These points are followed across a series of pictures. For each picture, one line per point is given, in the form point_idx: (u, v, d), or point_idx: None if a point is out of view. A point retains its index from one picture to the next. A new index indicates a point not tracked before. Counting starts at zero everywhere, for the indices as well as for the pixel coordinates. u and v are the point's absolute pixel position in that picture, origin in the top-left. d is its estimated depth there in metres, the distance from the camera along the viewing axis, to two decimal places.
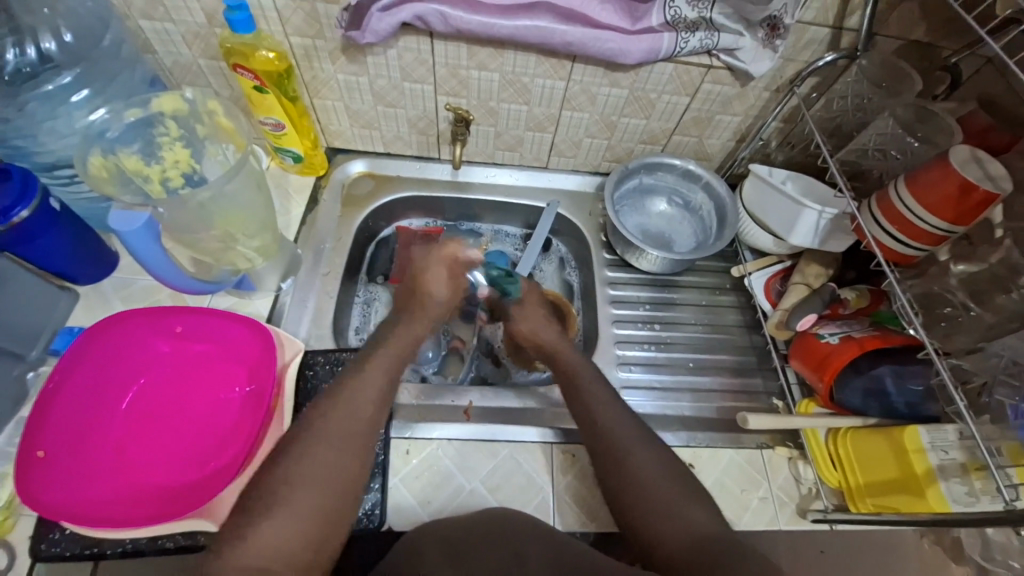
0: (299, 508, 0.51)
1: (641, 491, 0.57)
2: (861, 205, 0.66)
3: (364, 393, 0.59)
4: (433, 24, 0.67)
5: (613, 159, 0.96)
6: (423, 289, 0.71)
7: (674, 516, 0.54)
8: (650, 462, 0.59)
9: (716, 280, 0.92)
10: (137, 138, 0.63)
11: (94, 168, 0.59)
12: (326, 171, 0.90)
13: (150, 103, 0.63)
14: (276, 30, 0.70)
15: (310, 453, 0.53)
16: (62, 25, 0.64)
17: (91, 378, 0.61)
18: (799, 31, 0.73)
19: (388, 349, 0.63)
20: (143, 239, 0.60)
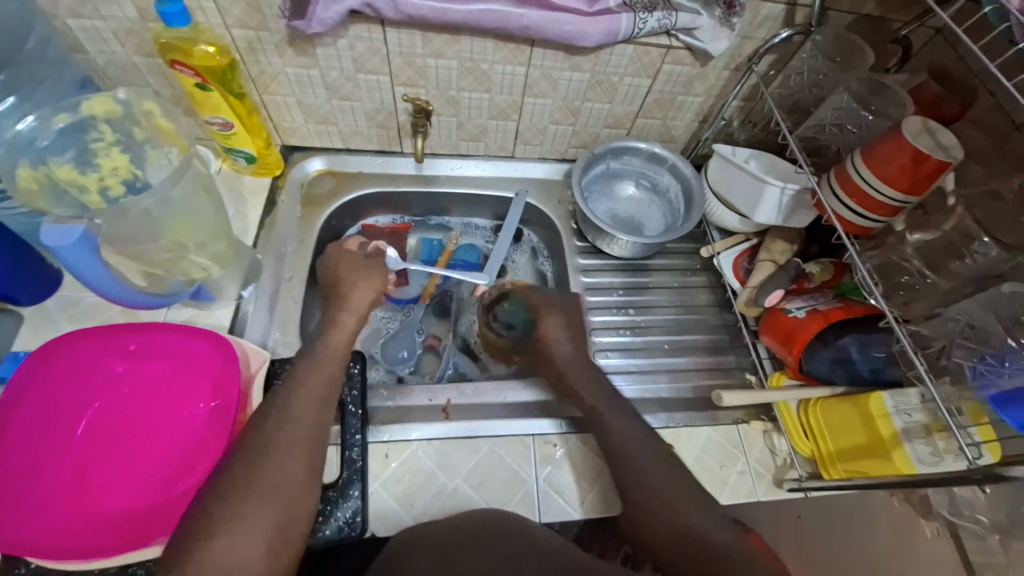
0: (259, 516, 0.51)
1: (645, 494, 0.58)
2: (822, 180, 0.67)
3: (307, 398, 0.60)
4: (383, 11, 0.64)
5: (579, 145, 0.95)
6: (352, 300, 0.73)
7: (670, 515, 0.56)
8: (657, 467, 0.60)
9: (687, 262, 0.92)
10: (73, 145, 0.58)
11: (22, 181, 0.55)
12: (282, 170, 0.86)
13: (80, 107, 0.58)
14: (216, 23, 0.66)
15: (260, 463, 0.54)
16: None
17: (40, 407, 0.57)
18: (755, 9, 0.73)
19: (320, 357, 0.65)
20: (85, 253, 0.55)
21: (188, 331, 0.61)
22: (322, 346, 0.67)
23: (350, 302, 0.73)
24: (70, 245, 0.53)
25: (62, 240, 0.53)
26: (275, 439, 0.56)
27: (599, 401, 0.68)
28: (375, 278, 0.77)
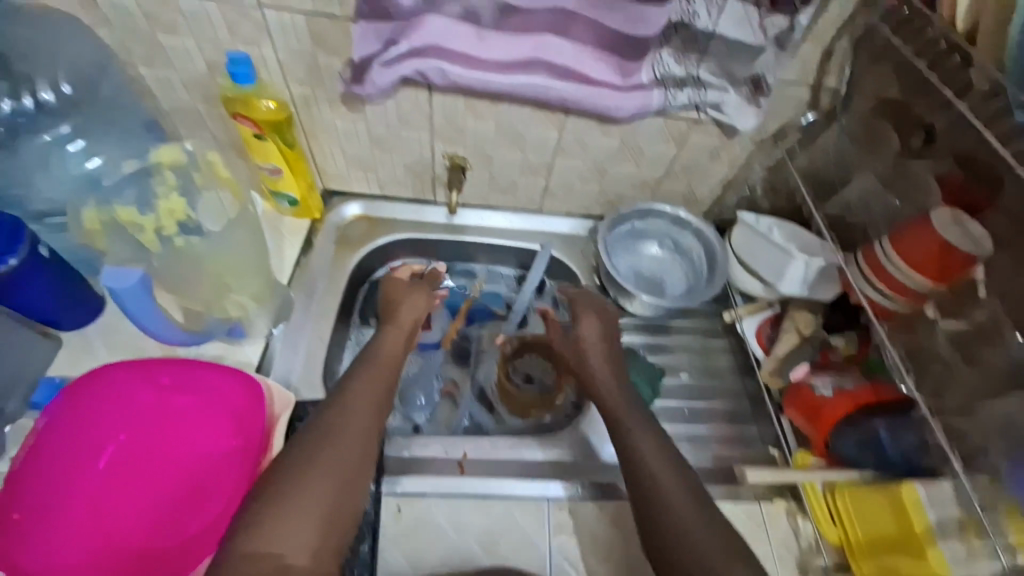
0: (311, 498, 0.52)
1: (679, 537, 0.56)
2: (850, 262, 0.74)
3: (366, 393, 0.62)
4: (432, 78, 0.68)
5: (606, 203, 0.97)
6: (402, 311, 0.74)
7: (701, 560, 0.54)
8: (681, 498, 0.58)
9: (710, 324, 0.92)
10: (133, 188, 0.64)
11: (87, 221, 0.62)
12: (320, 214, 0.90)
13: (150, 155, 0.64)
14: (277, 80, 0.71)
15: (317, 446, 0.56)
16: (62, 77, 0.66)
17: (71, 435, 0.59)
18: (783, 90, 0.76)
19: (378, 359, 0.67)
20: (139, 295, 0.61)
21: (221, 369, 0.64)
22: (378, 350, 0.69)
23: (401, 314, 0.74)
24: (127, 287, 0.60)
25: (120, 282, 0.60)
26: (334, 425, 0.58)
27: (623, 411, 0.67)
28: (423, 300, 0.77)
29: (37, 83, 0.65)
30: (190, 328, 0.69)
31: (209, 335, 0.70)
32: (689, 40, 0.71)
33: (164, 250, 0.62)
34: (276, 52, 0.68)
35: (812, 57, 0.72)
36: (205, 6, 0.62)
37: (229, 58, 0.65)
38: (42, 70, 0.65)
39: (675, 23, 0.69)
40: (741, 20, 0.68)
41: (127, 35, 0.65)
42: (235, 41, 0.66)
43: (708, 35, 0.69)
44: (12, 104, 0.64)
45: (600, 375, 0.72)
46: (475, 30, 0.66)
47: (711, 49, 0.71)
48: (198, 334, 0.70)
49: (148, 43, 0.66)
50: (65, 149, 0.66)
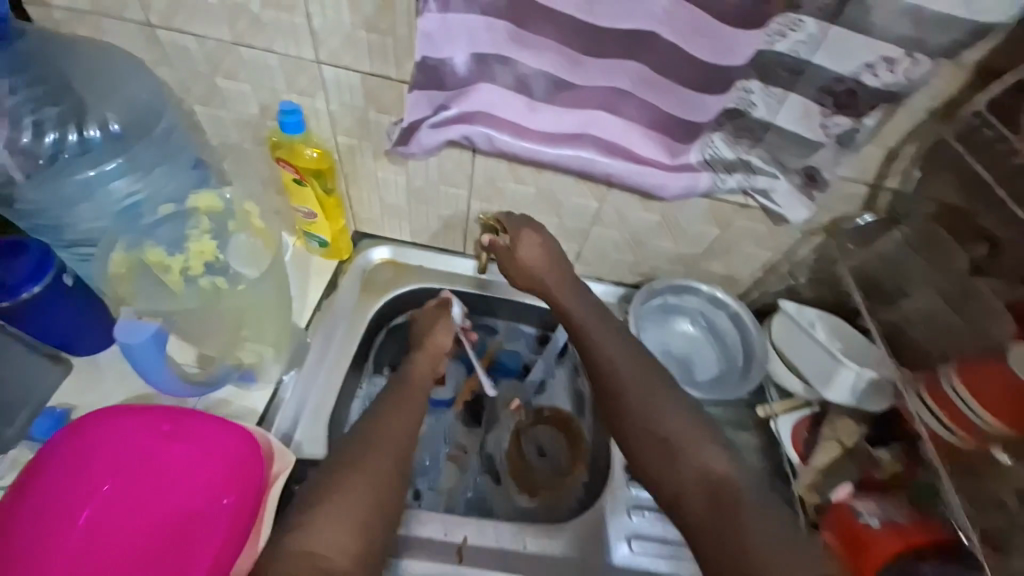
0: (352, 506, 0.58)
1: (662, 458, 0.63)
2: (905, 379, 0.69)
3: (400, 414, 0.69)
4: (478, 143, 0.68)
5: (639, 273, 0.94)
6: (434, 342, 0.79)
7: (685, 463, 0.62)
8: (669, 411, 0.66)
9: (737, 414, 0.88)
10: (165, 229, 0.65)
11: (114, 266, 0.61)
12: (349, 255, 0.89)
13: (188, 200, 0.65)
14: (325, 129, 0.72)
15: (355, 460, 0.62)
16: (111, 117, 0.64)
17: (59, 481, 0.56)
18: (839, 186, 0.73)
19: (406, 385, 0.74)
20: (152, 349, 0.58)
21: (222, 422, 0.62)
22: (406, 377, 0.75)
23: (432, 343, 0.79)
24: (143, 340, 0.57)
25: (135, 337, 0.57)
26: (370, 440, 0.64)
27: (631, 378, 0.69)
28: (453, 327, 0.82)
29: (86, 122, 0.63)
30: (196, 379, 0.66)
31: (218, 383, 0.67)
32: (743, 127, 0.69)
33: (189, 289, 0.62)
34: (328, 104, 0.68)
35: (874, 157, 0.69)
36: (265, 56, 0.63)
37: (281, 108, 0.65)
38: (94, 108, 0.64)
39: (731, 109, 0.67)
40: (800, 114, 0.65)
41: (188, 74, 0.66)
42: (290, 91, 0.67)
43: (764, 125, 0.68)
44: (57, 137, 0.62)
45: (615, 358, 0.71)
46: (527, 101, 0.65)
47: (766, 138, 0.69)
48: (204, 384, 0.67)
49: (207, 83, 0.67)
50: (106, 185, 0.64)
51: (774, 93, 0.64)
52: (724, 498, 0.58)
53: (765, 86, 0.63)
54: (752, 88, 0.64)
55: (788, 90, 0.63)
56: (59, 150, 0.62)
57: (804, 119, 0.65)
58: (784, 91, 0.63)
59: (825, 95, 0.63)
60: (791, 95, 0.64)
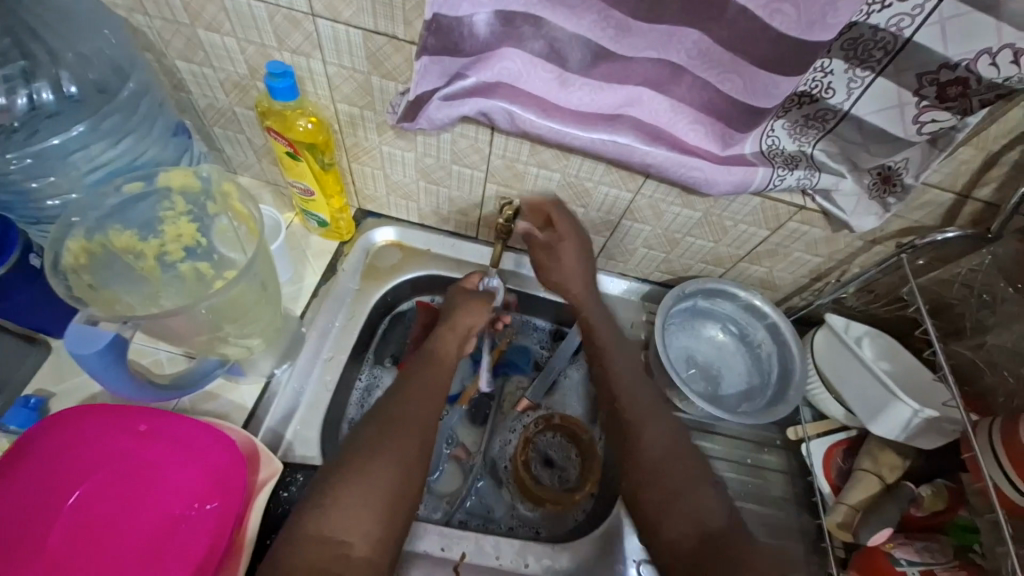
0: (376, 487, 0.52)
1: (662, 496, 0.54)
2: (980, 427, 0.60)
3: (425, 388, 0.62)
4: (498, 121, 0.58)
5: (668, 272, 0.85)
6: (462, 321, 0.71)
7: (684, 503, 0.54)
8: (666, 447, 0.57)
9: (764, 433, 0.81)
10: (136, 208, 0.57)
11: (71, 256, 0.52)
12: (351, 235, 0.81)
13: (157, 177, 0.56)
14: (323, 94, 0.63)
15: (380, 437, 0.55)
16: (66, 77, 0.57)
17: (31, 482, 0.52)
18: (920, 192, 0.62)
19: (433, 359, 0.66)
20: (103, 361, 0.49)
21: (203, 424, 0.57)
22: (430, 353, 0.67)
23: (455, 321, 0.71)
24: (94, 354, 0.48)
25: (84, 348, 0.48)
26: (395, 416, 0.58)
27: (637, 391, 0.62)
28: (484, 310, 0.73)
29: (35, 81, 0.56)
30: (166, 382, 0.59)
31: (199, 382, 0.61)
32: (814, 115, 0.58)
33: (169, 276, 0.58)
34: (325, 66, 0.59)
35: (970, 164, 0.59)
36: (251, 6, 0.54)
37: (270, 70, 0.56)
38: (45, 66, 0.56)
39: (800, 93, 0.56)
40: (888, 101, 0.54)
41: (164, 24, 0.57)
42: (280, 49, 0.58)
43: (840, 114, 0.57)
44: (5, 104, 0.55)
45: (617, 367, 0.64)
46: (559, 73, 0.54)
47: (837, 130, 0.59)
48: (177, 387, 0.60)
49: (186, 36, 0.58)
50: (63, 159, 0.57)
51: (860, 77, 0.54)
52: (722, 553, 0.50)
53: (850, 67, 0.53)
54: (832, 68, 0.54)
55: (875, 73, 0.53)
56: (6, 118, 0.55)
57: (895, 113, 0.55)
58: (872, 73, 0.53)
59: (928, 84, 0.52)
60: (879, 79, 0.53)
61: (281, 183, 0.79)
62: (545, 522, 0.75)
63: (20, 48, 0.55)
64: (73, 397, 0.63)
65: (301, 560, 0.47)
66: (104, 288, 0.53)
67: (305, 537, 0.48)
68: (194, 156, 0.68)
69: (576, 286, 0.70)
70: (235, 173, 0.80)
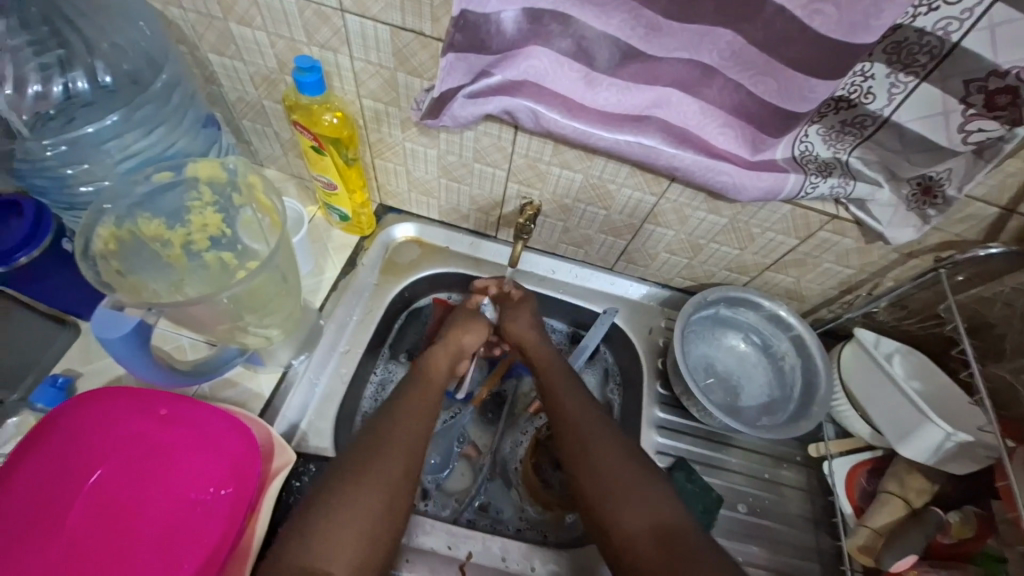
0: (359, 511, 0.55)
1: (617, 513, 0.58)
2: (1018, 454, 0.56)
3: (412, 413, 0.64)
4: (521, 120, 0.57)
5: (690, 278, 0.82)
6: (461, 339, 0.74)
7: (635, 510, 0.58)
8: (615, 462, 0.61)
9: (784, 448, 0.78)
10: (165, 197, 0.58)
11: (102, 242, 0.54)
12: (371, 230, 0.82)
13: (185, 167, 0.57)
14: (349, 89, 0.63)
15: (366, 462, 0.58)
16: (101, 67, 0.59)
17: (60, 456, 0.55)
18: (962, 204, 0.59)
19: (418, 381, 0.68)
20: (129, 348, 0.52)
21: (224, 412, 0.60)
22: (421, 372, 0.69)
23: (450, 339, 0.73)
24: (119, 337, 0.50)
25: (110, 333, 0.50)
26: (378, 446, 0.60)
27: (582, 416, 0.66)
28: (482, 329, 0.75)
29: (71, 71, 0.58)
30: (187, 368, 0.61)
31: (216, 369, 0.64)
32: (851, 121, 0.56)
33: (195, 264, 0.59)
34: (352, 61, 0.59)
35: (1019, 177, 0.55)
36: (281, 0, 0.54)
37: (298, 64, 0.57)
38: (81, 56, 0.58)
39: (838, 98, 0.54)
40: (932, 108, 0.52)
41: (198, 18, 0.58)
42: (309, 44, 0.59)
43: (879, 120, 0.55)
44: (42, 91, 0.57)
45: (565, 402, 0.67)
46: (585, 72, 0.53)
47: (875, 137, 0.56)
48: (196, 374, 0.62)
49: (219, 30, 0.59)
50: (99, 147, 0.59)
51: (902, 82, 0.51)
52: (676, 546, 0.54)
53: (893, 72, 0.51)
54: (873, 72, 0.51)
55: (919, 78, 0.50)
56: (42, 106, 0.57)
57: (940, 121, 0.52)
58: (916, 78, 0.51)
59: (976, 92, 0.49)
60: (923, 85, 0.51)
61: (306, 177, 0.80)
62: (552, 526, 0.74)
63: (59, 39, 0.57)
64: (100, 378, 0.65)
65: None
66: (131, 274, 0.55)
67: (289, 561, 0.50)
68: (222, 148, 0.69)
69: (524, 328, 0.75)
70: (261, 165, 0.82)
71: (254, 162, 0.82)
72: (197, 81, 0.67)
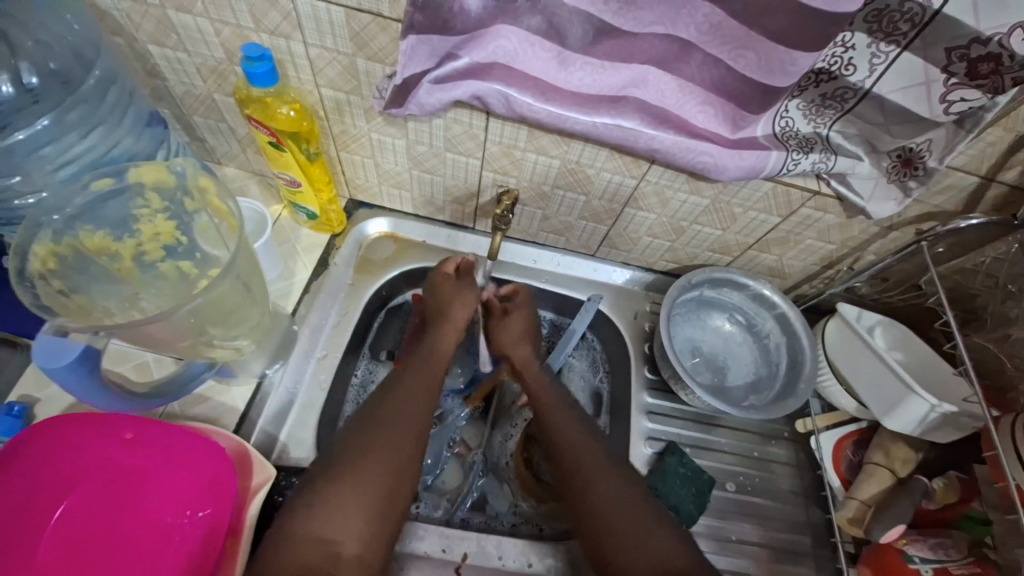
0: (368, 484, 0.54)
1: (625, 550, 0.56)
2: (1003, 425, 0.58)
3: (417, 387, 0.62)
4: (493, 105, 0.53)
5: (673, 260, 0.81)
6: (453, 316, 0.70)
7: (641, 552, 0.56)
8: (619, 505, 0.58)
9: (772, 426, 0.79)
10: (107, 207, 0.53)
11: (39, 261, 0.49)
12: (343, 227, 0.78)
13: (127, 172, 0.53)
14: (306, 79, 0.59)
15: (371, 438, 0.56)
16: (25, 68, 0.53)
17: (17, 493, 0.51)
18: (942, 176, 0.59)
19: (426, 359, 0.66)
20: (76, 374, 0.51)
21: (194, 433, 0.57)
22: (428, 353, 0.67)
23: (451, 319, 0.70)
24: (66, 365, 0.50)
25: (57, 362, 0.50)
26: (385, 418, 0.58)
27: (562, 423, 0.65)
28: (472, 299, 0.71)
29: None
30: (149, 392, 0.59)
31: (186, 389, 0.61)
32: (832, 94, 0.54)
33: (149, 276, 0.55)
34: (306, 47, 0.55)
35: (997, 146, 0.55)
36: None
37: (246, 53, 0.52)
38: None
39: (818, 71, 0.52)
40: (913, 79, 0.50)
41: (131, 6, 0.53)
42: (258, 30, 0.54)
43: (860, 93, 0.53)
44: None
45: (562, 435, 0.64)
46: (558, 52, 0.50)
47: (856, 110, 0.55)
48: (160, 396, 0.60)
49: (156, 17, 0.54)
50: (34, 154, 0.54)
51: (883, 52, 0.49)
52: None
53: (874, 41, 0.49)
54: (853, 43, 0.50)
55: (900, 48, 0.49)
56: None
57: (921, 91, 0.51)
58: (897, 47, 0.49)
59: (957, 61, 0.48)
60: (905, 55, 0.49)
61: (269, 174, 0.76)
62: (547, 519, 0.73)
63: None
64: (59, 405, 0.61)
65: (295, 559, 0.49)
66: (77, 293, 0.51)
67: (300, 532, 0.50)
68: (172, 149, 0.64)
69: (519, 351, 0.73)
70: (218, 163, 0.77)
71: (210, 160, 0.76)
72: (138, 76, 0.62)
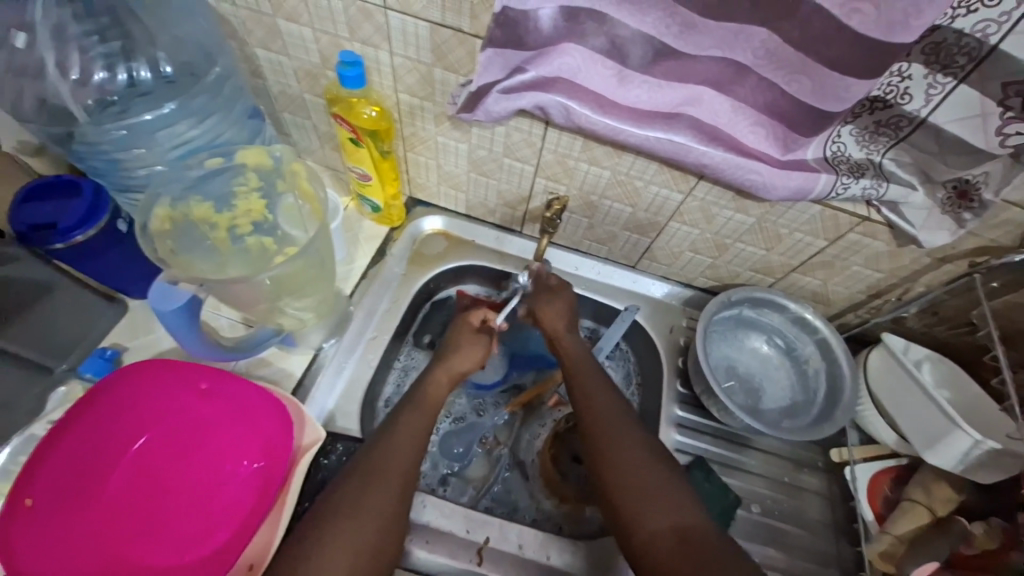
0: (356, 537, 0.55)
1: (640, 507, 0.58)
2: None
3: (404, 440, 0.63)
4: (553, 115, 0.58)
5: (714, 278, 0.82)
6: (455, 363, 0.72)
7: (659, 511, 0.57)
8: (642, 466, 0.60)
9: (806, 453, 0.77)
10: (213, 182, 0.62)
11: (158, 221, 0.59)
12: (401, 222, 0.84)
13: (234, 154, 0.62)
14: (386, 85, 0.66)
15: (359, 492, 0.57)
16: (161, 57, 0.64)
17: (102, 426, 0.57)
18: (999, 210, 0.58)
19: (417, 407, 0.66)
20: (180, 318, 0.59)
21: (262, 390, 0.62)
22: (418, 397, 0.68)
23: (449, 361, 0.71)
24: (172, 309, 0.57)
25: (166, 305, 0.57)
26: (372, 470, 0.59)
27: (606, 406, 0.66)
28: (480, 352, 0.73)
29: (134, 60, 0.63)
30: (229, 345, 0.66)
31: (254, 351, 0.68)
32: (885, 121, 0.55)
33: (238, 247, 0.61)
34: (391, 57, 0.62)
35: None
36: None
37: (341, 59, 0.59)
38: (142, 47, 0.63)
39: (873, 98, 0.54)
40: (969, 110, 0.51)
41: (248, 14, 0.62)
42: (352, 39, 0.61)
43: (915, 121, 0.54)
44: (107, 79, 0.62)
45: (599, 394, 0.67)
46: (618, 70, 0.54)
47: (910, 138, 0.56)
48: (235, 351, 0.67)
49: (267, 25, 0.62)
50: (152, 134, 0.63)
51: (940, 83, 0.51)
52: (693, 545, 0.54)
53: (930, 72, 0.50)
54: (910, 73, 0.51)
55: (958, 80, 0.50)
56: (106, 92, 0.62)
57: (977, 123, 0.52)
58: (954, 79, 0.50)
59: (1015, 95, 0.48)
60: (961, 87, 0.50)
61: (343, 169, 0.83)
62: (569, 519, 0.74)
63: (121, 30, 0.61)
64: (145, 353, 0.70)
65: None
66: (181, 253, 0.58)
67: None
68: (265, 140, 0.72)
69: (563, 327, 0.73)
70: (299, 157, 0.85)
71: None
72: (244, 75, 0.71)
